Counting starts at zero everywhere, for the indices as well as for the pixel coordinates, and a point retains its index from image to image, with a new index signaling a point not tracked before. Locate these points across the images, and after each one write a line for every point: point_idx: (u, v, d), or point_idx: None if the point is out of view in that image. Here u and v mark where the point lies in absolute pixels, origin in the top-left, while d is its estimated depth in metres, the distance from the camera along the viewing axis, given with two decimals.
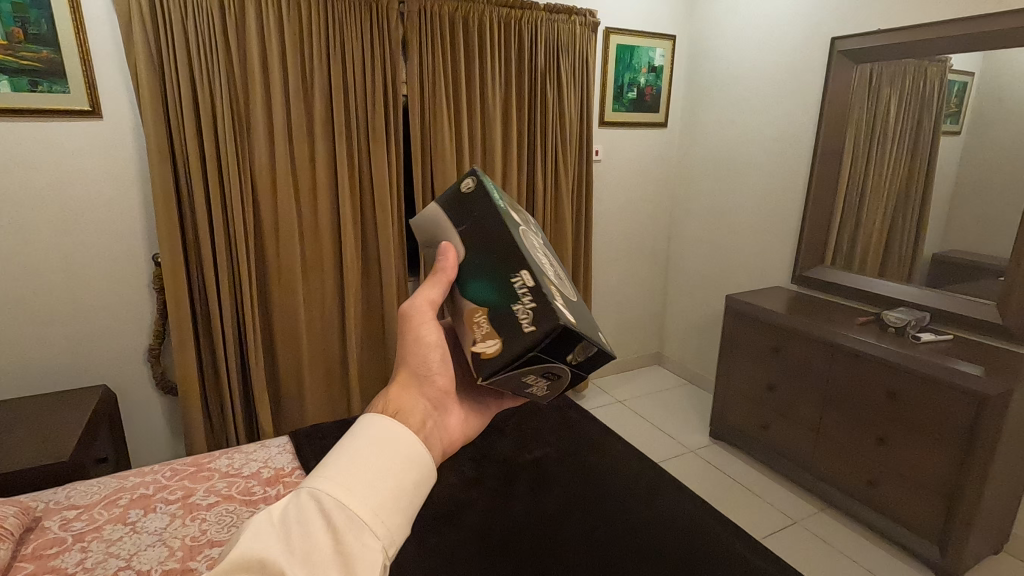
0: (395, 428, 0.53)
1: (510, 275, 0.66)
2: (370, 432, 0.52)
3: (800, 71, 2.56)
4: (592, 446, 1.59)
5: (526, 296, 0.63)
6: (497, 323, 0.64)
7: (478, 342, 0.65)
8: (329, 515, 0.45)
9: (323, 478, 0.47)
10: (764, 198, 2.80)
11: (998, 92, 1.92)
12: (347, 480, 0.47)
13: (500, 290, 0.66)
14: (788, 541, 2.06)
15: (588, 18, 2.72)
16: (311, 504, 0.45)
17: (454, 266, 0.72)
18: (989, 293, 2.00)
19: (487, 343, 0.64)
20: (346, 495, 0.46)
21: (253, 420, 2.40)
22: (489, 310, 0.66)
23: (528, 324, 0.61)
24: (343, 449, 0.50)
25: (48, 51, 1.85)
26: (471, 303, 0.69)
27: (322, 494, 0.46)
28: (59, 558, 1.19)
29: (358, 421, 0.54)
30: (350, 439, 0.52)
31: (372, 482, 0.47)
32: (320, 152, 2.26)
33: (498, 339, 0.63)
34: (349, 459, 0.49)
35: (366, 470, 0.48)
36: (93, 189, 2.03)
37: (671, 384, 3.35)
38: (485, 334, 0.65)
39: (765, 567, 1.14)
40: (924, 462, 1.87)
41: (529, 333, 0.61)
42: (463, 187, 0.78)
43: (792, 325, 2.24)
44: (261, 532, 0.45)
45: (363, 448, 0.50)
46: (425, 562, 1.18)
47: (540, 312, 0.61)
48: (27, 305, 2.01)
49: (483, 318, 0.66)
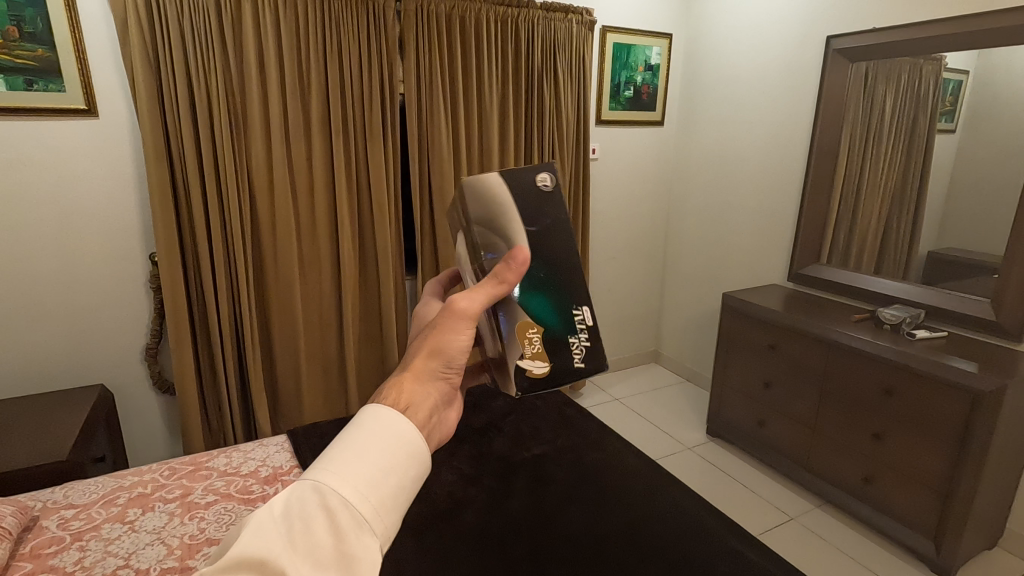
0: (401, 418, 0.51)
1: (571, 305, 0.75)
2: (375, 420, 0.50)
3: (796, 69, 2.57)
4: (591, 444, 1.59)
5: (581, 334, 0.76)
6: (548, 346, 0.73)
7: (527, 360, 0.71)
8: (333, 515, 0.44)
9: (327, 473, 0.45)
10: (760, 196, 2.81)
11: (992, 91, 1.93)
12: (352, 477, 0.45)
13: (554, 316, 0.73)
14: (785, 538, 2.07)
15: (585, 17, 2.72)
16: (315, 501, 0.44)
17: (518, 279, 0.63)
18: (983, 290, 2.02)
19: (536, 363, 0.71)
20: (351, 493, 0.44)
21: (250, 419, 2.40)
22: (544, 329, 0.72)
23: (577, 359, 0.75)
24: (348, 439, 0.48)
25: (44, 49, 1.84)
26: (527, 316, 0.71)
27: (327, 491, 0.44)
28: (58, 557, 1.19)
29: (365, 410, 0.51)
30: (354, 427, 0.50)
31: (376, 479, 0.46)
32: (317, 150, 2.25)
33: (546, 361, 0.72)
34: (353, 451, 0.47)
35: (371, 465, 0.46)
36: (89, 188, 2.02)
37: (668, 382, 3.36)
38: (535, 354, 0.71)
39: (762, 562, 1.15)
40: (919, 458, 1.88)
41: (575, 367, 0.75)
42: (542, 183, 0.73)
43: (788, 322, 2.25)
44: (263, 527, 0.44)
45: (368, 440, 0.48)
46: (425, 560, 1.18)
47: (590, 354, 0.76)
48: (23, 304, 2.00)
49: (536, 337, 0.71)
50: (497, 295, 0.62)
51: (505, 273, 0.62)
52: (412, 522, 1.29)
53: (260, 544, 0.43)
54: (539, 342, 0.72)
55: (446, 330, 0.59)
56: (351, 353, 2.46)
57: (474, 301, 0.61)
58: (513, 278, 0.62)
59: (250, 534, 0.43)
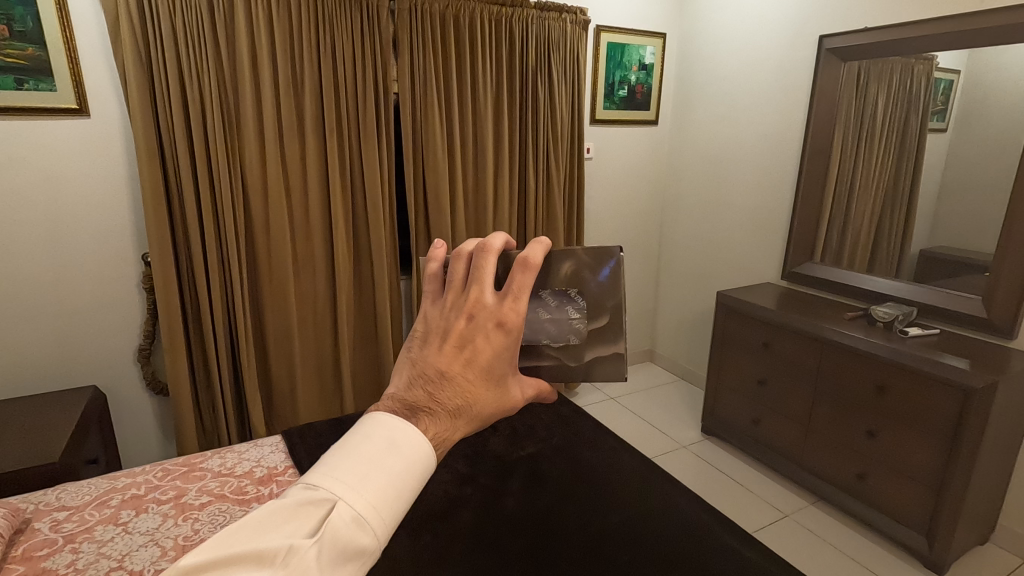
0: (431, 455, 0.54)
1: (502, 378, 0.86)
2: (414, 452, 0.53)
3: (789, 69, 2.58)
4: (585, 442, 1.59)
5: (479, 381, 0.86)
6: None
7: None
8: (365, 549, 0.47)
9: (370, 506, 0.48)
10: (754, 195, 2.83)
11: (983, 91, 1.95)
12: (387, 513, 0.49)
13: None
14: (779, 534, 2.09)
15: (578, 17, 2.72)
16: (355, 534, 0.47)
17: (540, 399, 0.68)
18: (975, 287, 2.03)
19: None
20: (383, 531, 0.48)
21: (243, 419, 2.39)
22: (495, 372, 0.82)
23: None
24: (387, 467, 0.51)
25: (35, 48, 1.82)
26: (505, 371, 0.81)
27: (367, 527, 0.47)
28: (50, 559, 1.18)
29: (410, 437, 0.53)
30: (392, 451, 0.52)
31: (399, 514, 0.50)
32: (310, 150, 2.25)
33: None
34: (390, 484, 0.50)
35: (401, 502, 0.50)
36: (81, 188, 2.01)
37: (663, 381, 3.37)
38: None
39: (756, 559, 1.16)
40: (911, 454, 1.89)
41: None
42: None
43: (782, 320, 2.26)
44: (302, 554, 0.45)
45: (405, 474, 0.51)
46: (420, 560, 1.18)
47: None
48: (14, 305, 1.99)
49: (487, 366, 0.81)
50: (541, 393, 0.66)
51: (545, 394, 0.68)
52: (407, 522, 1.29)
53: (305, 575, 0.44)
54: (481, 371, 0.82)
55: (506, 408, 0.61)
56: (344, 353, 2.45)
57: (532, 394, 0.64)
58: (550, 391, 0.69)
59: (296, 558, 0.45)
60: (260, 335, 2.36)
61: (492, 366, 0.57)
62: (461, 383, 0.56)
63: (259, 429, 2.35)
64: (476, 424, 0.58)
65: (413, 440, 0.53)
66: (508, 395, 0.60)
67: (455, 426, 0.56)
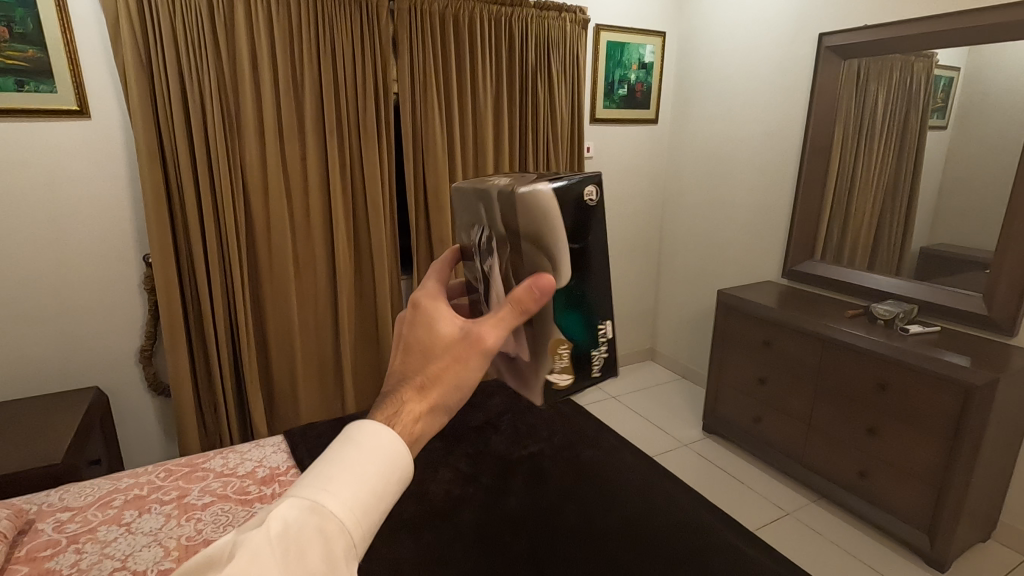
0: (398, 442, 0.54)
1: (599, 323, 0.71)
2: (371, 440, 0.53)
3: (789, 65, 2.58)
4: (588, 441, 1.59)
5: (600, 351, 0.72)
6: (577, 362, 0.71)
7: (555, 373, 0.69)
8: (329, 538, 0.48)
9: (326, 495, 0.49)
10: (754, 192, 2.83)
11: (983, 87, 1.95)
12: (351, 505, 0.49)
13: (589, 332, 0.70)
14: (780, 532, 2.09)
15: (577, 16, 2.72)
16: (313, 525, 0.48)
17: (526, 299, 0.59)
18: (976, 285, 2.03)
19: (561, 376, 0.70)
20: (348, 521, 0.49)
21: (246, 419, 2.39)
22: (572, 347, 0.69)
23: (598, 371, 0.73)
24: (344, 459, 0.51)
25: (34, 50, 1.83)
26: (559, 334, 0.67)
27: (325, 516, 0.48)
28: (54, 559, 1.19)
29: (364, 428, 0.54)
30: (349, 445, 0.53)
31: (369, 503, 0.50)
32: (310, 150, 2.25)
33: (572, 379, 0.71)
34: (349, 475, 0.51)
35: (367, 491, 0.50)
36: (83, 190, 2.01)
37: (664, 379, 3.37)
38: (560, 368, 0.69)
39: (756, 556, 1.16)
40: (912, 452, 1.90)
41: (593, 375, 0.72)
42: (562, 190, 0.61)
43: (783, 318, 2.27)
44: (257, 551, 0.48)
45: (363, 461, 0.51)
46: (423, 560, 1.18)
47: (607, 363, 0.73)
48: (17, 307, 1.99)
49: (563, 350, 0.68)
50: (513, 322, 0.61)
51: (517, 296, 0.59)
52: (409, 523, 1.29)
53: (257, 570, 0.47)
54: (567, 359, 0.69)
55: (462, 359, 0.60)
56: (346, 353, 2.46)
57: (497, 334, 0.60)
58: (535, 306, 0.60)
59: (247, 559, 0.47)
60: (262, 335, 2.37)
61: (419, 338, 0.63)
62: (401, 369, 0.62)
63: (261, 430, 2.36)
64: (432, 392, 0.59)
65: (366, 428, 0.54)
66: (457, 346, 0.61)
67: (406, 401, 0.58)
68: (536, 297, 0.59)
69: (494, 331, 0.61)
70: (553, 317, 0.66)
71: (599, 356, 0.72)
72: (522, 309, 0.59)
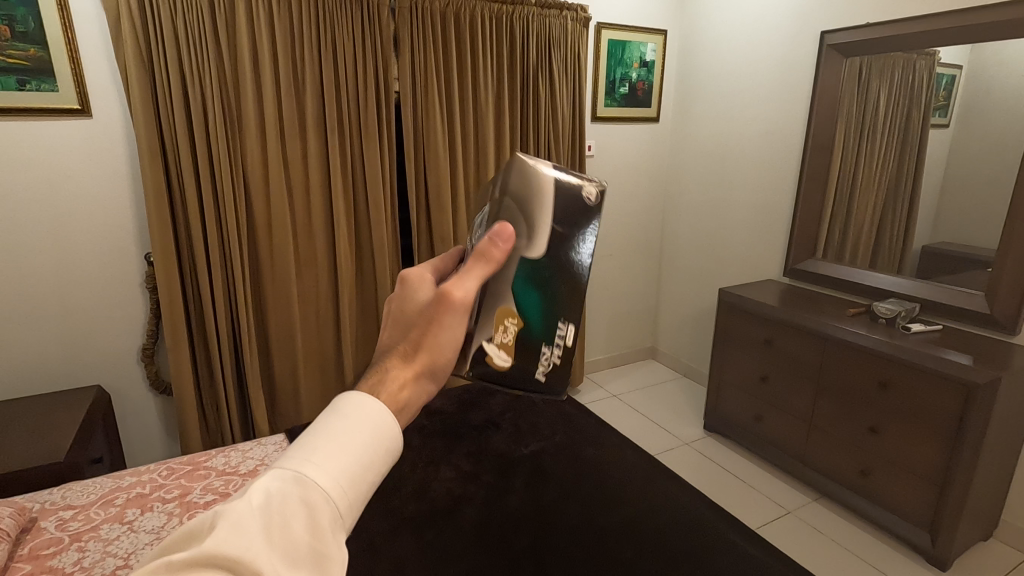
0: (386, 412, 0.46)
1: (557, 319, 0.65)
2: (362, 408, 0.46)
3: (790, 64, 2.58)
4: (589, 440, 1.58)
5: (553, 350, 0.65)
6: (519, 347, 0.63)
7: (493, 346, 0.61)
8: (315, 513, 0.40)
9: (311, 465, 0.42)
10: (755, 190, 2.83)
11: (985, 85, 1.94)
12: (341, 475, 0.42)
13: (542, 320, 0.64)
14: (782, 530, 2.09)
15: (579, 14, 2.71)
16: (295, 495, 0.41)
17: (497, 247, 0.58)
18: (977, 283, 2.02)
19: (499, 355, 0.61)
20: (338, 492, 0.41)
21: (248, 419, 2.40)
22: (522, 324, 0.62)
23: (541, 369, 0.64)
24: (332, 429, 0.44)
25: (35, 49, 1.83)
26: (512, 302, 0.61)
27: (312, 488, 0.41)
28: (57, 558, 1.19)
29: (349, 397, 0.47)
30: (338, 413, 0.46)
31: (361, 477, 0.43)
32: (312, 149, 2.25)
33: (509, 364, 0.62)
34: (333, 444, 0.43)
35: (358, 461, 0.43)
36: (85, 189, 2.02)
37: (666, 378, 3.37)
38: (503, 342, 0.61)
39: (757, 554, 1.16)
40: (914, 451, 1.89)
41: (535, 378, 0.65)
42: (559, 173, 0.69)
43: (784, 317, 2.27)
44: (234, 521, 0.39)
45: (354, 429, 0.44)
46: (424, 559, 1.18)
47: (556, 373, 0.65)
48: (19, 306, 2.00)
49: (511, 324, 0.61)
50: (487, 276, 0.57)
51: (489, 247, 0.57)
52: (411, 521, 1.30)
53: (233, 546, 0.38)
54: (512, 335, 0.62)
55: (439, 322, 0.54)
56: (348, 353, 2.46)
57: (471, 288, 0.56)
58: (502, 253, 0.58)
59: (222, 530, 0.39)
60: (263, 335, 2.37)
61: (394, 314, 0.57)
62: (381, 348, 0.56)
63: (263, 429, 2.36)
64: (418, 361, 0.52)
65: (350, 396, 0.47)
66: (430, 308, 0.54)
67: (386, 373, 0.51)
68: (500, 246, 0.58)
69: (469, 289, 0.56)
70: (513, 285, 0.61)
71: (549, 357, 0.64)
72: (495, 263, 0.58)
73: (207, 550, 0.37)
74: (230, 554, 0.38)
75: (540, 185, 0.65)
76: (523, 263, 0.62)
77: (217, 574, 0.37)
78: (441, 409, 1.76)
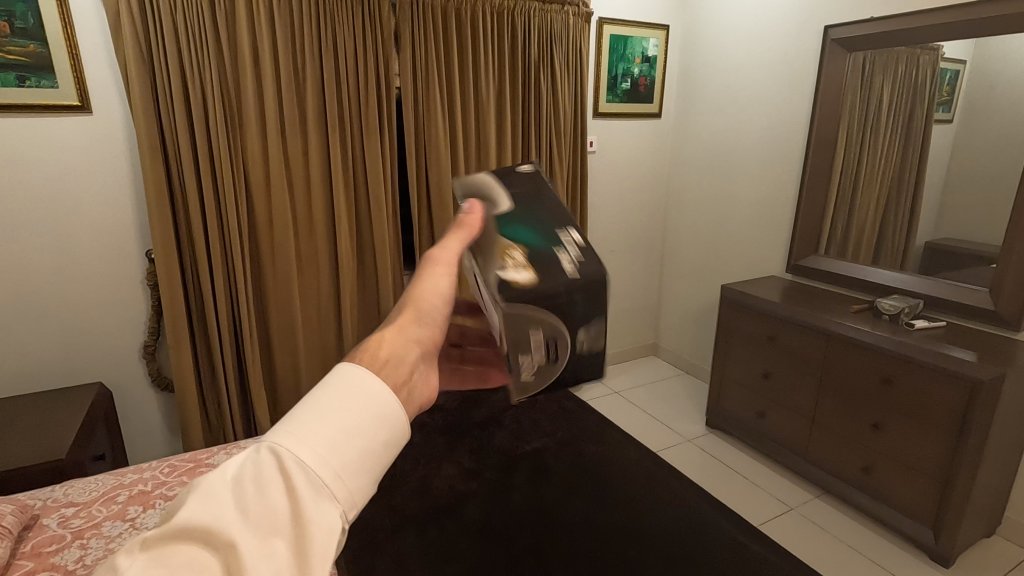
0: (385, 382, 0.37)
1: (557, 233, 0.71)
2: None
3: (793, 58, 2.56)
4: (591, 436, 1.56)
5: (570, 250, 0.68)
6: (535, 262, 0.65)
7: (509, 269, 0.63)
8: None
9: None
10: (758, 186, 2.82)
11: (989, 81, 1.93)
12: None
13: (539, 241, 0.69)
14: (785, 527, 2.09)
15: (581, 9, 2.70)
16: None
17: (473, 219, 0.65)
18: (981, 279, 2.01)
19: (519, 271, 0.63)
20: None
21: (250, 416, 2.39)
22: (526, 248, 0.67)
23: (567, 269, 0.65)
24: None
25: (35, 44, 1.82)
26: (507, 239, 0.68)
27: None
28: (59, 555, 1.19)
29: None
30: None
31: None
32: (313, 145, 2.24)
33: (534, 274, 0.63)
34: (328, 416, 0.35)
35: None
36: (85, 186, 2.01)
37: (668, 375, 3.36)
38: (518, 264, 0.64)
39: (761, 551, 1.15)
40: (917, 447, 1.89)
41: (568, 275, 0.64)
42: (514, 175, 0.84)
43: (787, 313, 2.26)
44: (206, 493, 0.32)
45: None
46: (426, 556, 1.18)
47: (583, 263, 0.66)
48: (21, 303, 1.99)
49: (518, 250, 0.65)
50: (466, 241, 0.61)
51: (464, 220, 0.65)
52: (413, 518, 1.30)
53: None
54: (522, 257, 0.65)
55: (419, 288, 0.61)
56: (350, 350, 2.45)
57: (451, 246, 0.58)
58: (477, 222, 0.65)
59: (193, 501, 0.31)
60: (264, 332, 2.37)
61: None
62: None
63: (265, 427, 2.36)
64: None
65: None
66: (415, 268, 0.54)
67: None
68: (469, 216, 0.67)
69: (448, 256, 0.64)
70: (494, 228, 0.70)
71: (569, 255, 0.67)
72: (472, 230, 0.65)
73: (171, 524, 0.30)
74: (202, 526, 0.30)
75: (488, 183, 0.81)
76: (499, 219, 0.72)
77: None
78: (442, 406, 1.76)
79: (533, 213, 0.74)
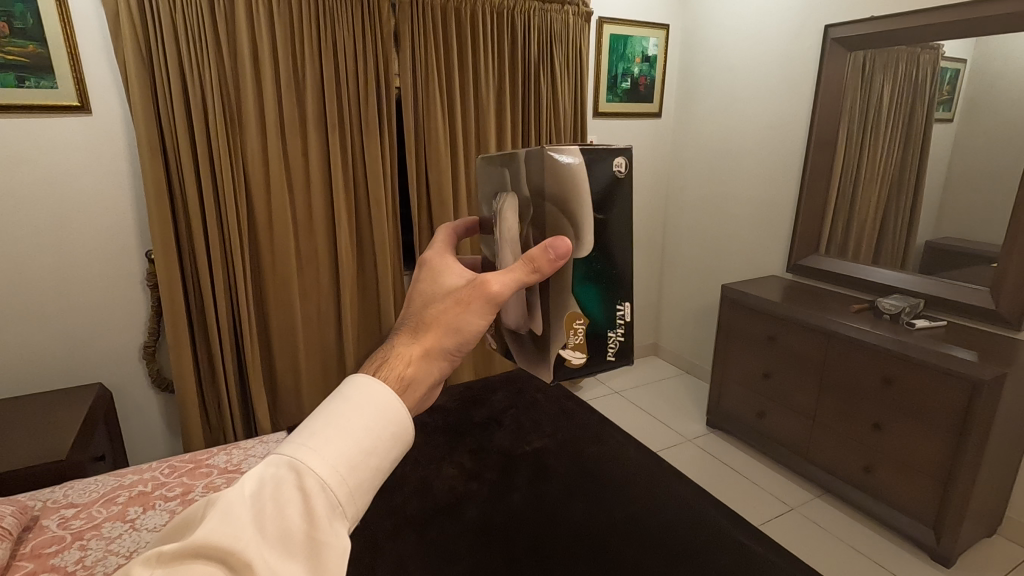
0: (393, 394, 0.52)
1: (617, 301, 0.77)
2: (366, 397, 0.51)
3: (794, 57, 2.56)
4: (592, 437, 1.57)
5: (619, 328, 0.79)
6: (592, 341, 0.78)
7: (568, 349, 0.77)
8: (309, 497, 0.44)
9: (305, 450, 0.45)
10: (758, 185, 2.81)
11: (990, 79, 1.93)
12: (334, 460, 0.45)
13: (604, 310, 0.77)
14: (785, 527, 2.09)
15: (581, 8, 2.69)
16: (290, 481, 0.45)
17: (545, 259, 0.66)
18: (982, 278, 2.01)
19: (575, 354, 0.78)
20: (331, 478, 0.45)
21: (250, 416, 2.39)
22: (587, 323, 0.77)
23: (610, 353, 0.80)
24: (331, 418, 0.48)
25: (35, 45, 1.82)
26: (577, 307, 0.75)
27: (306, 474, 0.44)
28: (59, 556, 1.19)
29: (348, 381, 0.52)
30: (340, 402, 0.50)
31: (356, 461, 0.47)
32: (312, 145, 2.24)
33: (585, 356, 0.78)
34: (335, 429, 0.47)
35: (352, 447, 0.47)
36: (86, 186, 2.01)
37: (668, 374, 3.36)
38: (576, 345, 0.77)
39: (761, 551, 1.15)
40: (918, 447, 1.88)
41: (607, 358, 0.80)
42: (615, 172, 0.72)
43: (787, 313, 2.26)
44: (229, 509, 0.43)
45: (351, 418, 0.49)
46: (427, 556, 1.18)
47: (622, 349, 0.80)
48: (20, 304, 1.99)
49: (580, 328, 0.76)
50: (529, 283, 0.67)
51: (538, 259, 0.66)
52: (413, 518, 1.30)
53: (227, 528, 0.42)
54: (582, 332, 0.77)
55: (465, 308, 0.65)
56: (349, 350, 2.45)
57: (507, 285, 0.67)
58: (549, 267, 0.67)
59: (215, 519, 0.42)
60: (264, 331, 2.36)
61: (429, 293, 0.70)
62: (411, 314, 0.69)
63: (265, 427, 2.35)
64: (435, 331, 0.64)
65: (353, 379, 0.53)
66: (467, 291, 0.66)
67: (407, 341, 0.62)
68: (551, 259, 0.66)
69: (502, 285, 0.67)
70: (572, 285, 0.73)
71: (616, 332, 0.79)
72: (537, 271, 0.67)
73: (197, 541, 0.40)
74: (223, 542, 0.41)
75: (577, 187, 0.70)
76: (577, 266, 0.72)
77: (206, 562, 0.40)
78: (443, 406, 1.76)
79: (611, 268, 0.75)
